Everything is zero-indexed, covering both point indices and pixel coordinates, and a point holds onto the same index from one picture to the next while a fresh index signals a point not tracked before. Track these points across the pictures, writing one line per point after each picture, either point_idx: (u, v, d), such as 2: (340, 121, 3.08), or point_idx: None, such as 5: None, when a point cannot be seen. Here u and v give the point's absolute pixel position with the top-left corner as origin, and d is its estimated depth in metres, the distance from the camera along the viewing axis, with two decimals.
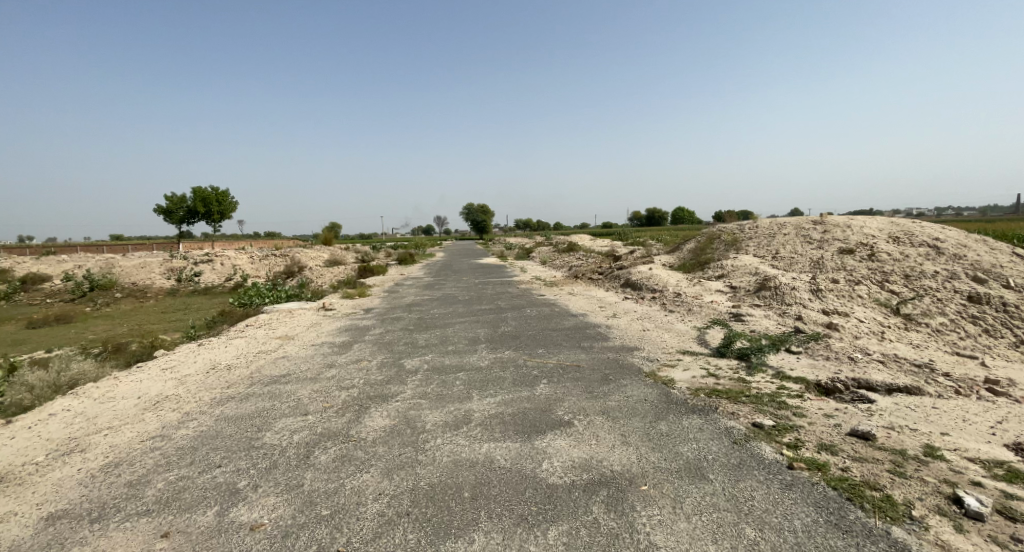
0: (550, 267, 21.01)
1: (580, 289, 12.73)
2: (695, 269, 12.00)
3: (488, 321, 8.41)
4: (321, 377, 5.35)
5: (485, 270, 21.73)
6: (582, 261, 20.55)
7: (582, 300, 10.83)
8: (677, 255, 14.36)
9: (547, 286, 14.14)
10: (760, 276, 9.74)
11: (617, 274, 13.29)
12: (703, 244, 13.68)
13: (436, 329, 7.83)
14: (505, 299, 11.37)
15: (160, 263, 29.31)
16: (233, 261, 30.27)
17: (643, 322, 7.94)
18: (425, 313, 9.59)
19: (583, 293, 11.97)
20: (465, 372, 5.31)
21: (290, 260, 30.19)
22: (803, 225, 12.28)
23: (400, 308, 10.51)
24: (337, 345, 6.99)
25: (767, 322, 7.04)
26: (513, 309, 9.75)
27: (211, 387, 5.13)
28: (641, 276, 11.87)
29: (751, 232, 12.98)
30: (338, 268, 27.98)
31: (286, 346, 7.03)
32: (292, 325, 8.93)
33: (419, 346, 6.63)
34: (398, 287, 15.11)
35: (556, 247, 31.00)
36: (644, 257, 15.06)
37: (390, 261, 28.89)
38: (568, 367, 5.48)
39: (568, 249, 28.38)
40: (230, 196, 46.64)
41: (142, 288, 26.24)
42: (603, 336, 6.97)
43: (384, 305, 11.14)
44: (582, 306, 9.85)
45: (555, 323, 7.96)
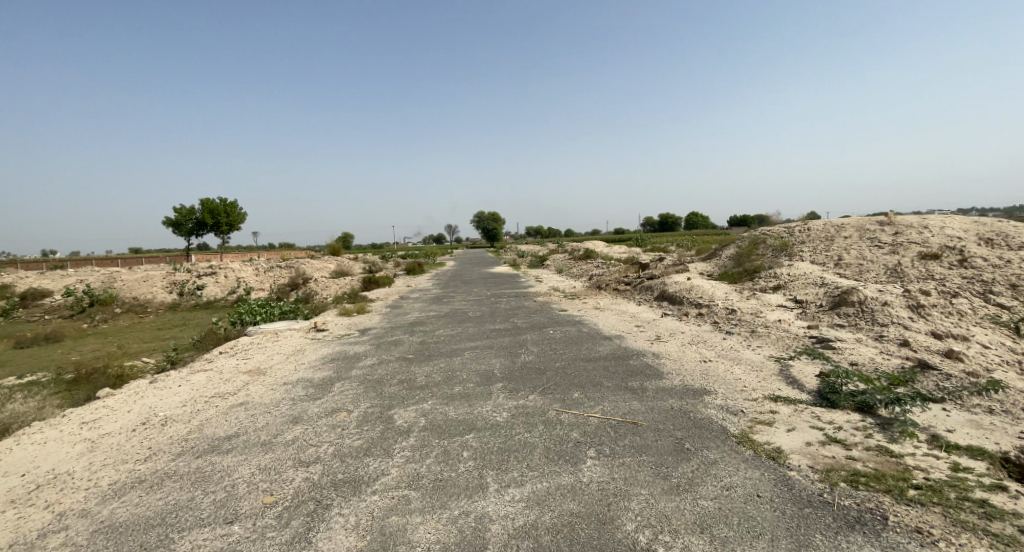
0: (568, 277, 19.43)
1: (607, 303, 11.15)
2: (742, 279, 10.37)
3: (505, 347, 6.90)
4: (279, 442, 3.87)
5: (499, 281, 20.20)
6: (604, 269, 18.96)
7: (613, 317, 9.27)
8: (715, 262, 12.72)
9: (568, 299, 12.57)
10: (831, 288, 8.10)
11: (649, 284, 11.69)
12: (746, 249, 12.04)
13: (443, 359, 6.36)
14: (523, 317, 9.83)
15: (162, 275, 28.23)
16: (236, 273, 29.16)
17: (699, 349, 6.38)
18: (430, 335, 8.13)
19: (612, 308, 10.40)
20: (477, 435, 3.79)
21: (295, 271, 29.01)
22: (867, 227, 10.63)
23: (402, 328, 9.05)
24: (318, 382, 5.56)
25: (867, 352, 5.44)
26: (534, 330, 8.21)
27: (119, 462, 3.66)
28: (680, 287, 10.27)
29: (803, 236, 11.33)
30: (344, 279, 26.71)
31: (252, 385, 5.59)
32: (273, 352, 7.51)
33: (420, 386, 5.16)
34: (403, 302, 13.65)
35: (572, 254, 29.35)
36: (676, 264, 13.44)
37: (398, 272, 27.55)
38: (619, 423, 3.89)
39: (585, 257, 26.72)
40: (238, 208, 45.92)
41: (142, 302, 25.10)
42: (654, 370, 5.40)
43: (384, 325, 9.69)
44: (615, 326, 8.30)
45: (588, 351, 6.40)
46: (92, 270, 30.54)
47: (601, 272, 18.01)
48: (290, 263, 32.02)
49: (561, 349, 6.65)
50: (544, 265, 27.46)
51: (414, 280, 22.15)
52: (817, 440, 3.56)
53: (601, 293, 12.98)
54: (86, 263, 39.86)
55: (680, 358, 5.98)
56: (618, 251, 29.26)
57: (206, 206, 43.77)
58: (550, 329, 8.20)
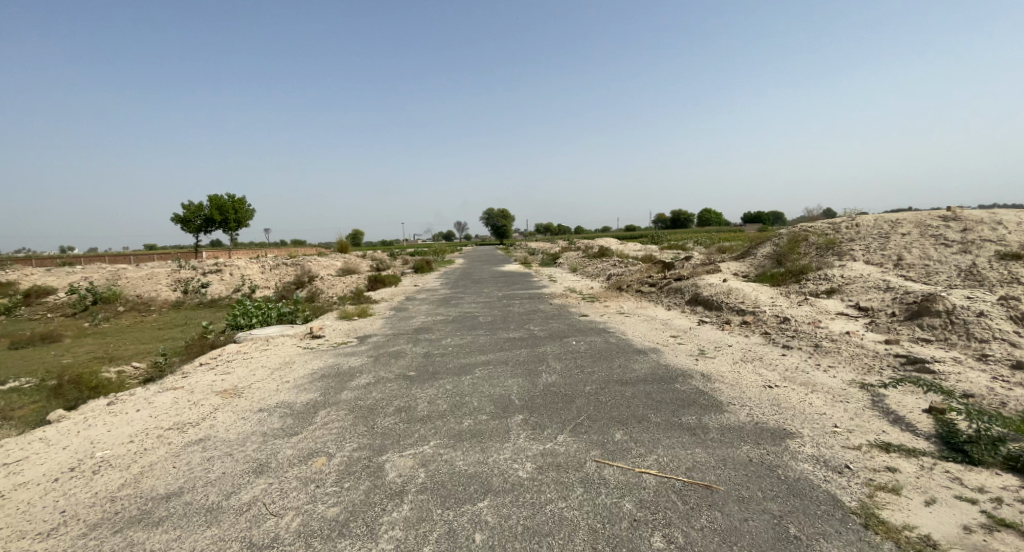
0: (586, 276, 18.39)
1: (633, 308, 10.07)
2: (786, 282, 9.25)
3: (523, 363, 5.90)
4: (230, 507, 2.92)
5: (511, 280, 19.20)
6: (623, 268, 17.90)
7: (643, 325, 8.22)
8: (750, 262, 11.59)
9: (588, 302, 11.51)
10: (900, 294, 6.99)
11: (678, 286, 10.60)
12: (786, 248, 10.91)
13: (452, 377, 5.39)
14: (540, 323, 8.82)
15: (167, 272, 27.61)
16: (241, 270, 28.49)
17: (756, 369, 5.33)
18: (437, 345, 7.16)
19: (639, 314, 9.34)
20: (495, 503, 2.80)
21: (301, 269, 28.26)
22: (927, 225, 9.46)
23: (406, 337, 8.10)
24: (300, 409, 4.61)
25: (979, 379, 4.35)
26: (554, 340, 7.20)
27: (15, 542, 2.75)
28: (716, 290, 9.20)
29: (853, 234, 10.19)
30: (351, 277, 25.92)
31: (221, 410, 4.66)
32: (257, 364, 6.58)
33: (422, 416, 4.19)
34: (409, 303, 12.69)
35: (586, 252, 28.22)
36: (706, 264, 12.36)
37: (407, 270, 26.67)
38: (689, 486, 2.90)
39: (600, 255, 25.60)
40: (246, 204, 45.44)
41: (146, 300, 24.47)
42: (709, 400, 4.38)
43: (387, 332, 8.73)
44: (648, 336, 7.25)
45: (622, 370, 5.39)
46: (97, 267, 30.00)
47: (621, 271, 16.94)
48: (296, 260, 31.30)
49: (590, 366, 5.64)
50: (558, 263, 26.38)
51: (422, 279, 21.22)
52: (977, 523, 2.51)
53: (624, 295, 11.90)
54: (93, 260, 39.49)
55: (737, 382, 4.94)
56: (634, 249, 28.09)
57: (214, 202, 43.20)
58: (572, 339, 7.18)
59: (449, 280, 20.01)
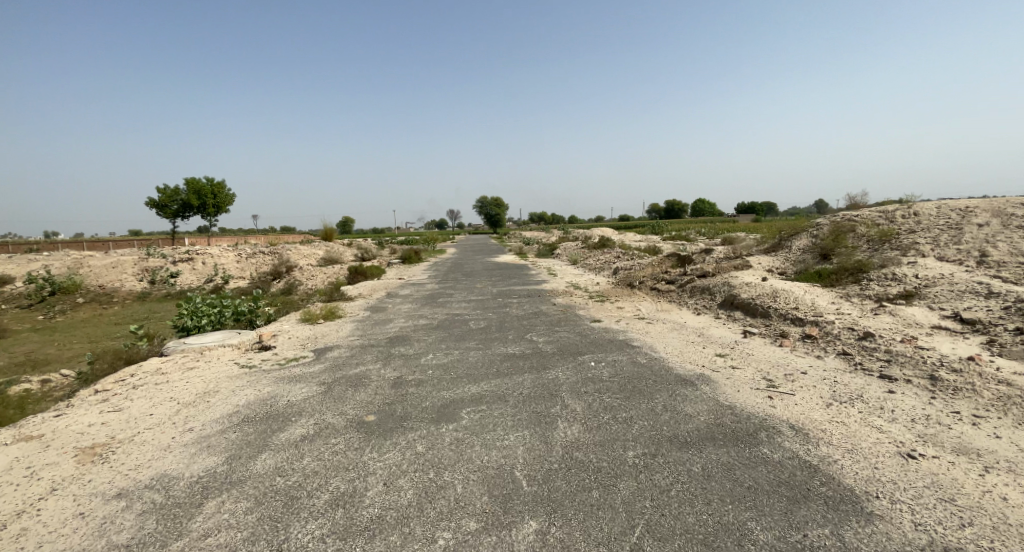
0: (587, 269, 16.74)
1: (653, 312, 8.40)
2: (842, 282, 7.63)
3: (528, 401, 4.24)
4: None
5: (506, 273, 17.49)
6: (629, 261, 16.27)
7: (674, 336, 6.59)
8: (784, 257, 9.99)
9: (596, 302, 9.84)
10: (1014, 303, 5.41)
11: (705, 285, 8.96)
12: (830, 240, 9.31)
13: (427, 428, 3.72)
14: (544, 332, 7.14)
15: (133, 259, 25.51)
16: (215, 257, 26.47)
17: (865, 419, 3.72)
18: (413, 366, 5.48)
19: (664, 320, 7.68)
20: None
21: (279, 257, 26.35)
22: (1007, 215, 7.89)
23: (376, 350, 6.40)
24: (180, 494, 2.92)
25: None
26: (565, 359, 5.53)
27: None
28: (758, 291, 7.57)
29: (914, 227, 8.61)
30: (333, 267, 24.09)
31: (56, 495, 2.97)
32: (166, 394, 4.86)
33: (371, 524, 2.54)
34: (388, 302, 10.96)
35: (585, 243, 26.51)
36: (731, 259, 10.75)
37: (394, 260, 24.86)
38: None
39: (601, 246, 23.90)
40: (226, 188, 43.16)
41: (108, 291, 22.44)
42: (828, 491, 2.75)
43: (353, 342, 7.02)
44: (686, 354, 5.60)
45: (673, 417, 3.75)
46: (58, 253, 27.70)
47: (627, 264, 15.30)
48: (275, 249, 29.31)
49: (622, 408, 3.99)
50: (555, 254, 24.68)
51: (408, 270, 19.44)
52: None
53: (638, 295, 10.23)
54: (61, 246, 37.17)
55: (852, 447, 3.32)
56: (636, 239, 26.41)
57: (191, 185, 40.79)
58: (588, 358, 5.51)
59: (437, 272, 18.23)
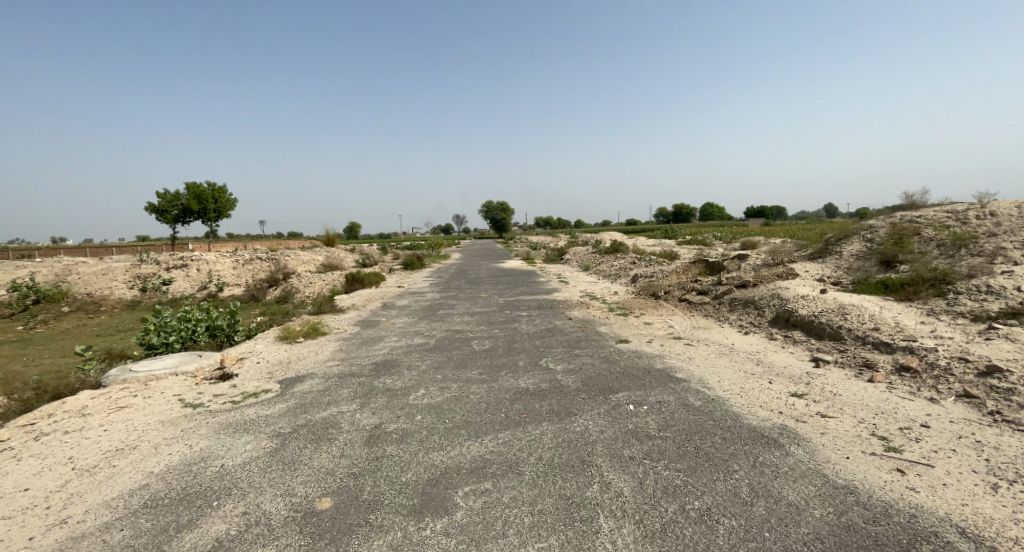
0: (602, 277, 15.47)
1: (689, 330, 7.15)
2: (920, 295, 6.33)
3: (551, 474, 3.00)
4: None
5: (514, 280, 16.25)
6: (647, 268, 14.98)
7: (725, 365, 5.32)
8: (835, 264, 8.68)
9: (618, 316, 8.59)
10: None
11: (748, 298, 7.68)
12: (892, 245, 7.99)
13: (405, 530, 2.50)
14: (563, 355, 5.91)
15: (126, 266, 24.52)
16: (211, 263, 25.45)
17: None
18: (398, 408, 4.27)
19: (705, 341, 6.42)
20: None
21: (277, 263, 25.30)
22: None
23: (356, 381, 5.20)
24: None
25: None
26: (594, 399, 4.29)
27: None
28: (819, 307, 6.29)
29: (996, 229, 7.29)
30: (332, 274, 22.98)
31: None
32: (66, 456, 3.70)
33: None
34: (383, 315, 9.77)
35: (597, 247, 25.24)
36: (771, 266, 9.44)
37: (396, 267, 23.71)
38: None
39: (614, 251, 22.60)
40: (228, 194, 42.35)
41: (98, 299, 21.43)
42: None
43: (331, 369, 5.82)
44: (750, 394, 4.34)
45: (773, 514, 2.51)
46: (51, 261, 26.81)
47: (647, 271, 14.01)
48: (274, 254, 28.28)
49: (689, 491, 2.76)
50: (566, 259, 23.42)
51: (410, 278, 18.11)
52: None
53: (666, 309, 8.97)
54: (60, 253, 36.44)
55: None
56: (650, 244, 25.10)
57: (192, 190, 39.96)
58: (623, 398, 4.27)
59: (441, 280, 17.03)
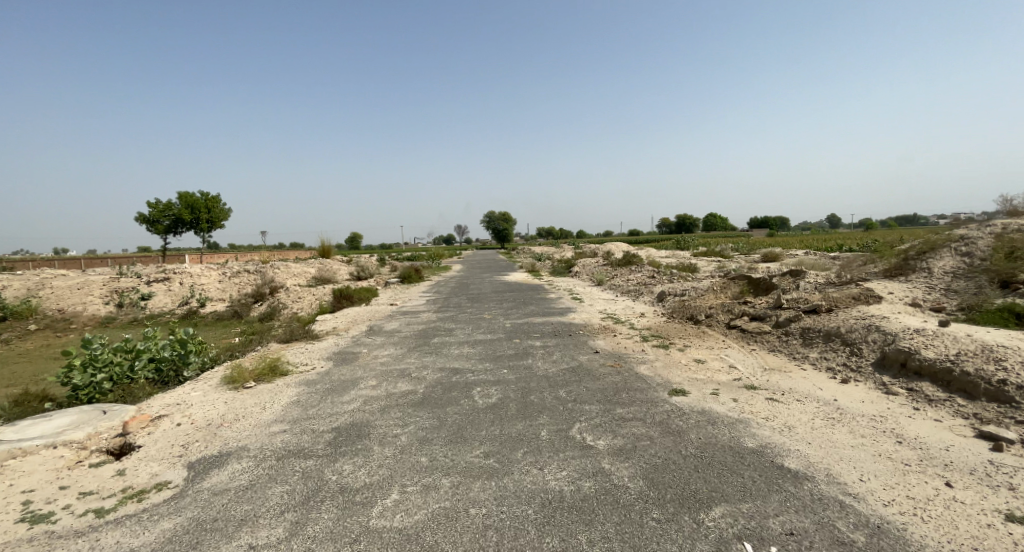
0: (620, 293, 13.75)
1: (763, 375, 5.41)
2: None
3: None
4: None
5: (520, 297, 14.51)
6: (671, 284, 13.27)
7: (849, 442, 3.60)
8: (926, 284, 6.97)
9: (658, 350, 6.84)
10: None
11: (831, 329, 5.96)
12: (1008, 262, 6.29)
13: None
14: (604, 418, 4.17)
15: (103, 280, 22.71)
16: (194, 275, 23.73)
17: None
18: (353, 543, 2.57)
19: (796, 394, 4.68)
20: None
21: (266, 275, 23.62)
22: None
23: (302, 467, 3.49)
24: None
25: None
26: (677, 525, 2.60)
27: None
28: (952, 347, 4.57)
29: None
30: (324, 288, 21.33)
31: None
32: None
33: None
34: (366, 344, 8.06)
35: (607, 259, 23.56)
36: (840, 285, 7.72)
37: (392, 280, 22.04)
38: None
39: (626, 264, 20.93)
40: (221, 202, 40.77)
41: (68, 316, 19.60)
42: None
43: (275, 438, 4.10)
44: (939, 518, 2.62)
45: None
46: (25, 274, 25.08)
47: (673, 287, 12.29)
48: (264, 267, 26.59)
49: None
50: (575, 272, 21.71)
51: (405, 294, 16.40)
52: None
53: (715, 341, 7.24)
54: (39, 265, 34.41)
55: None
56: (664, 256, 23.44)
57: (185, 200, 38.21)
58: (727, 524, 2.57)
59: (439, 296, 15.32)
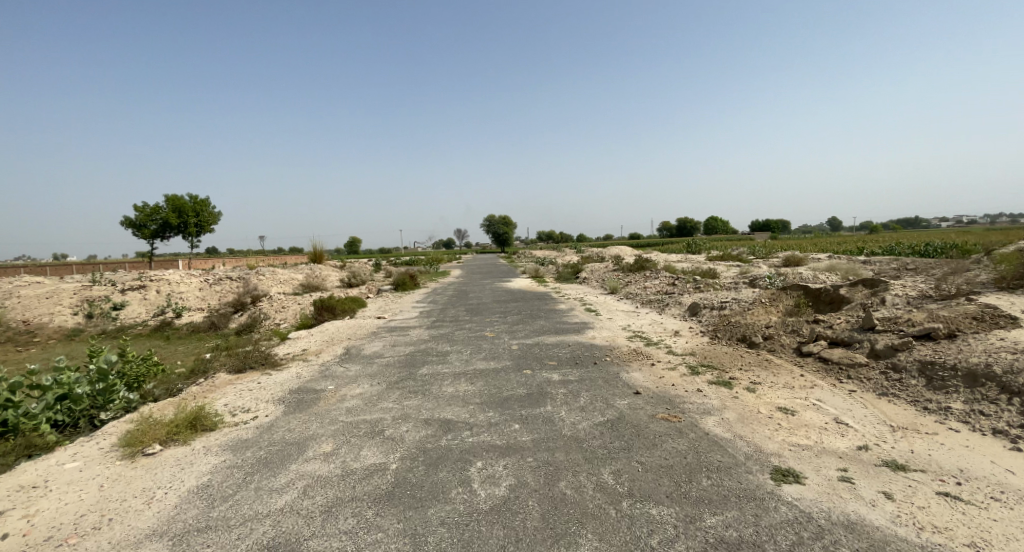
0: (640, 304, 12.06)
1: (896, 444, 3.73)
2: None
3: None
4: None
5: (526, 307, 12.80)
6: (699, 293, 11.59)
7: None
8: None
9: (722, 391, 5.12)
10: None
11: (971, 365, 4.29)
12: None
13: None
14: (694, 546, 2.49)
15: (72, 288, 20.87)
16: (171, 280, 21.92)
17: None
18: None
19: (979, 482, 3.01)
20: None
21: (249, 280, 21.83)
22: None
23: None
24: None
25: None
26: None
27: None
28: None
29: None
30: (310, 296, 19.60)
31: None
32: None
33: None
34: (339, 375, 6.38)
35: (617, 265, 21.85)
36: (941, 301, 6.03)
37: (385, 288, 20.31)
38: None
39: (639, 270, 19.22)
40: (210, 205, 38.96)
41: (28, 327, 17.78)
42: None
43: None
44: None
45: None
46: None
47: (704, 297, 10.59)
48: (249, 272, 24.84)
49: None
50: (583, 279, 19.99)
51: (397, 305, 14.67)
52: None
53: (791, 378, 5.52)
54: (15, 270, 32.52)
55: None
56: (678, 261, 21.66)
57: (172, 202, 36.27)
58: None
59: (434, 307, 13.60)
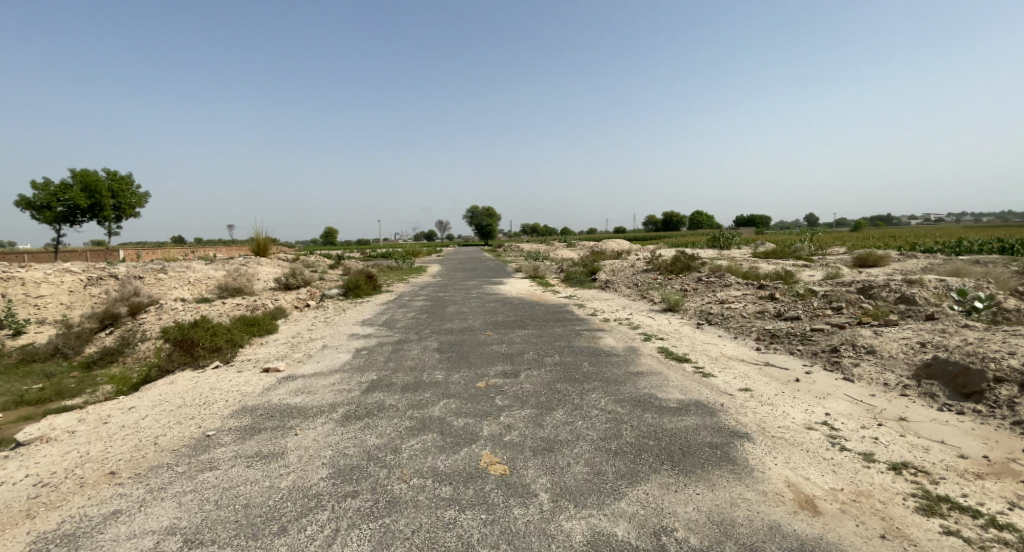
0: (758, 342, 6.64)
1: None
2: None
3: None
4: None
5: (547, 341, 7.21)
6: (878, 327, 6.22)
7: None
8: None
9: None
10: None
11: None
12: None
13: None
14: None
15: None
16: (26, 276, 15.48)
17: None
18: None
19: None
20: None
21: (142, 278, 15.66)
22: None
23: None
24: None
25: None
26: None
27: None
28: None
29: None
30: (220, 305, 13.69)
31: None
32: None
33: None
34: None
35: (645, 264, 16.39)
36: None
37: (331, 293, 14.53)
38: None
39: (684, 272, 13.83)
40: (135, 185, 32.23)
41: None
42: None
43: None
44: None
45: None
46: None
47: (923, 341, 5.25)
48: (154, 267, 18.59)
49: None
50: (606, 281, 14.49)
51: (330, 329, 8.98)
52: None
53: None
54: None
55: None
56: (727, 259, 16.39)
57: (84, 178, 29.51)
58: None
59: (386, 337, 7.94)
